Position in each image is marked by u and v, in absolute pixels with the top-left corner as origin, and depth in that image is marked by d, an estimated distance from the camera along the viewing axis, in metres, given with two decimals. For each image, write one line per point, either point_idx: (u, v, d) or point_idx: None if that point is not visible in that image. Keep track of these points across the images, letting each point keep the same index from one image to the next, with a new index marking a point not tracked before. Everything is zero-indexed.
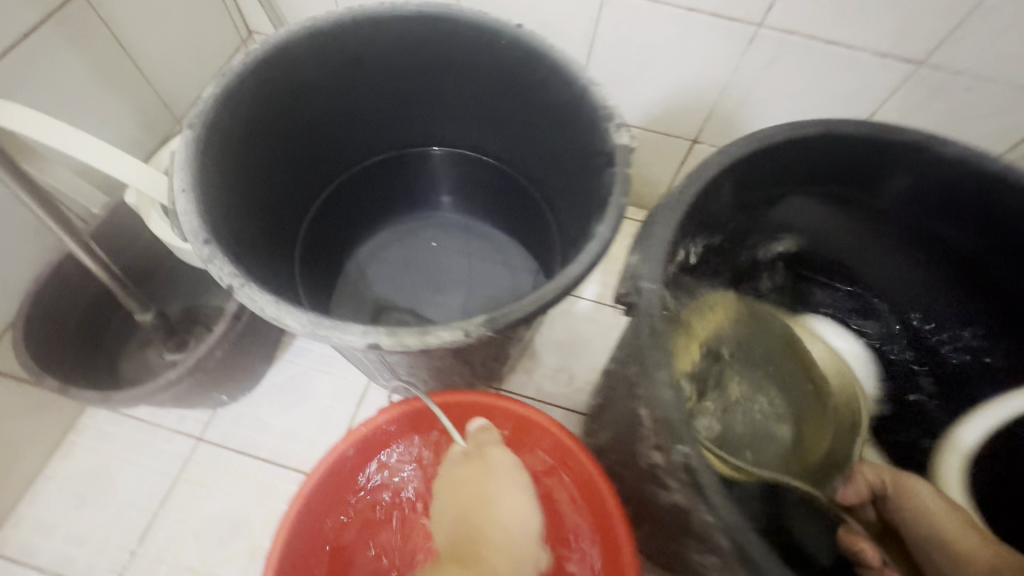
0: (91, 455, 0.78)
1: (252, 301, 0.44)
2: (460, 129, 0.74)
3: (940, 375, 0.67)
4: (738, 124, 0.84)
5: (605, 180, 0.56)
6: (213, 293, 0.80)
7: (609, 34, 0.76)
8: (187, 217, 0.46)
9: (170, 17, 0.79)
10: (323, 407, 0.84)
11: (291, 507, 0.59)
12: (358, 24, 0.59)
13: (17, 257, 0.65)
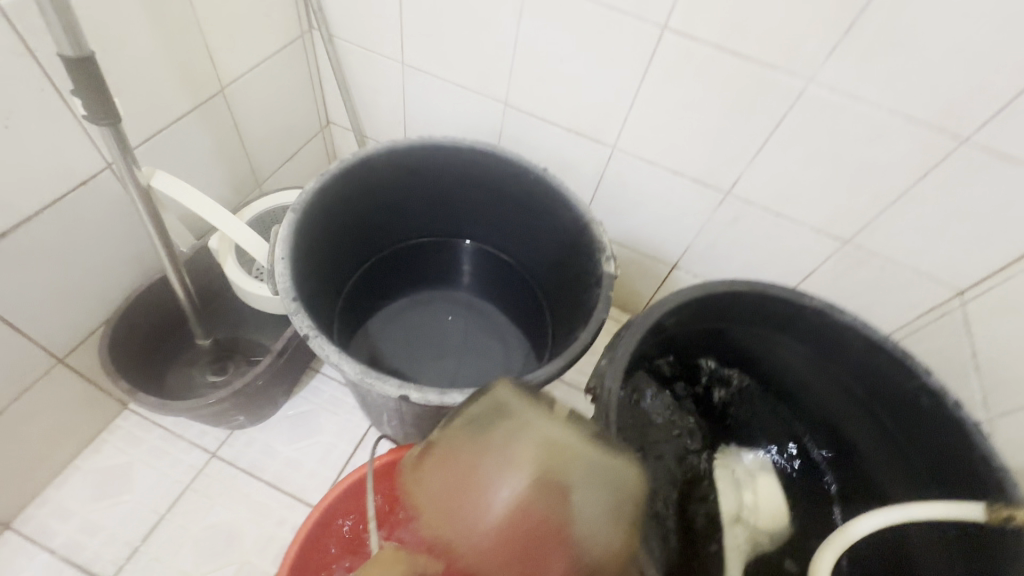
0: (118, 454, 0.89)
1: (320, 348, 0.59)
2: (485, 233, 0.92)
3: (854, 503, 0.76)
4: (708, 261, 1.03)
5: (594, 296, 0.73)
6: (257, 330, 0.95)
7: (613, 178, 0.98)
8: (282, 279, 0.63)
9: (276, 109, 1.00)
10: (326, 443, 0.96)
11: (311, 515, 0.76)
12: (425, 148, 0.79)
13: (119, 278, 0.80)
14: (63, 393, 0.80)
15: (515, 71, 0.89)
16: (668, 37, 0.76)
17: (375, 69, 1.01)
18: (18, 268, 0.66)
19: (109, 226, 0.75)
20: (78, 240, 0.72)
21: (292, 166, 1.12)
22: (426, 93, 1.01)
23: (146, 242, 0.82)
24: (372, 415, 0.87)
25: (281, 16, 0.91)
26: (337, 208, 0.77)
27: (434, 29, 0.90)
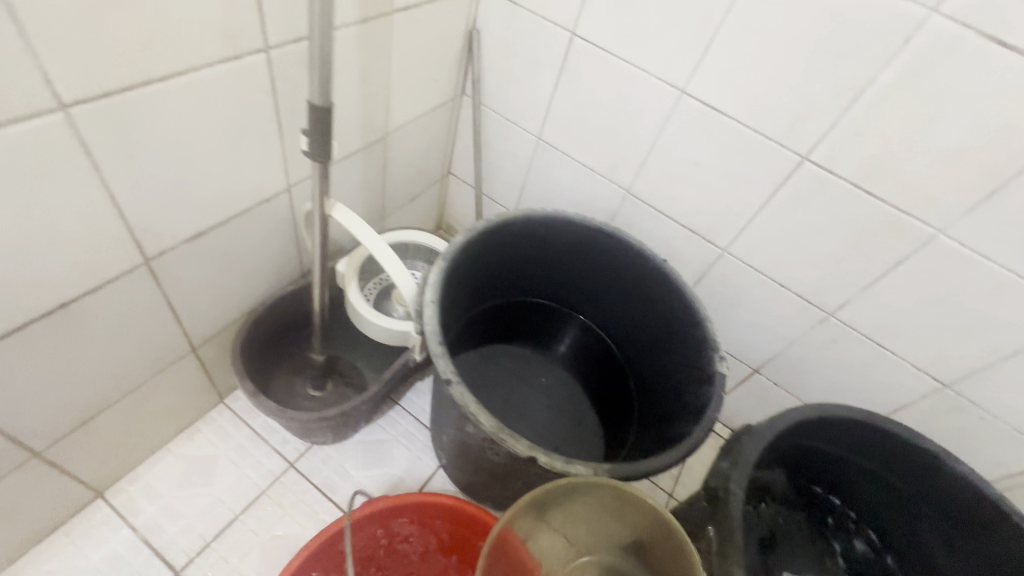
0: (208, 445, 0.93)
1: (461, 396, 0.62)
2: (596, 310, 0.96)
3: None
4: (793, 373, 1.05)
5: (706, 392, 0.75)
6: (357, 353, 1.00)
7: (717, 276, 1.02)
8: (431, 323, 0.68)
9: (415, 156, 1.10)
10: (394, 476, 0.98)
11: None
12: (563, 223, 0.85)
13: (261, 284, 0.87)
14: (185, 379, 0.86)
15: (646, 165, 0.97)
16: (806, 166, 0.81)
17: (510, 137, 1.11)
18: (196, 264, 0.73)
19: (272, 238, 0.83)
20: (244, 247, 0.79)
21: (411, 206, 1.22)
22: (553, 167, 1.09)
23: (299, 254, 0.91)
24: (455, 462, 0.89)
25: (444, 81, 1.02)
26: (474, 262, 0.83)
27: (578, 117, 0.99)
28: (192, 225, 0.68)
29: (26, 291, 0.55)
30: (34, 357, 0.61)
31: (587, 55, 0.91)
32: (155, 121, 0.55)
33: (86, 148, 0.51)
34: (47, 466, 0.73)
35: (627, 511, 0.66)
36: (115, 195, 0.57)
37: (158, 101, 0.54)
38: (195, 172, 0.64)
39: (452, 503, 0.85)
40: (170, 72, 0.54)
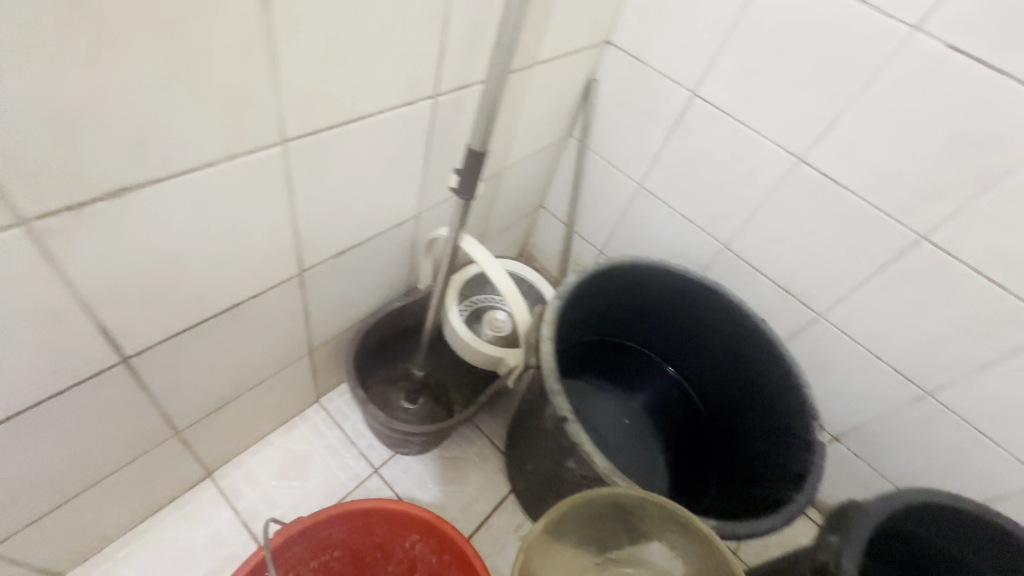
0: (304, 441, 0.99)
1: (577, 434, 0.66)
2: (687, 362, 0.98)
3: None
4: (878, 446, 1.03)
5: (804, 459, 0.75)
6: (447, 372, 1.05)
7: (808, 340, 1.02)
8: (548, 360, 0.71)
9: (517, 190, 1.15)
10: (468, 495, 1.02)
11: None
12: (669, 274, 0.88)
13: (375, 298, 0.94)
14: (297, 378, 0.92)
15: (749, 224, 0.99)
16: (924, 245, 0.82)
17: (610, 181, 1.15)
18: (333, 277, 0.80)
19: (394, 258, 0.89)
20: (372, 264, 0.86)
21: (503, 235, 1.27)
22: (649, 215, 1.13)
23: (411, 274, 0.97)
24: (534, 492, 0.91)
25: (557, 124, 1.08)
26: (580, 303, 0.86)
27: (685, 170, 1.02)
28: (340, 244, 0.75)
29: (216, 293, 0.62)
30: (201, 350, 0.67)
31: (705, 114, 0.94)
32: (340, 154, 0.62)
33: (289, 176, 0.58)
34: (180, 446, 0.79)
35: (668, 533, 0.66)
36: (296, 215, 0.63)
37: (347, 138, 0.61)
38: (355, 197, 0.70)
39: (392, 505, 0.83)
40: (362, 113, 0.60)
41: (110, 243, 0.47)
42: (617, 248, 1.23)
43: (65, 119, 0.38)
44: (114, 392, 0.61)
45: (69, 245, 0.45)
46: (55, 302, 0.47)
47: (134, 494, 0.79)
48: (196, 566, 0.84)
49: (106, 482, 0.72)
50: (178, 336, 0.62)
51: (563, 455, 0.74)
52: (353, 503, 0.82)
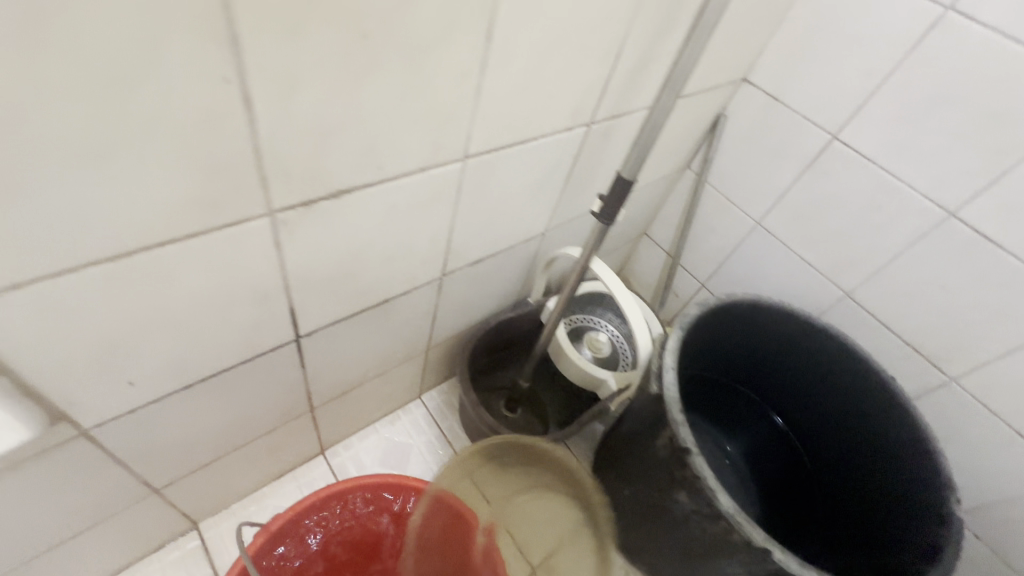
0: (406, 434, 1.05)
1: (703, 469, 0.67)
2: (799, 413, 0.95)
3: None
4: (1007, 532, 0.94)
5: (935, 533, 0.71)
6: (544, 386, 1.07)
7: (935, 404, 0.95)
8: (672, 389, 0.72)
9: (629, 216, 1.17)
10: (554, 511, 1.03)
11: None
12: (792, 319, 0.87)
13: (490, 306, 0.98)
14: (410, 374, 0.98)
15: (877, 275, 0.95)
16: None
17: (725, 216, 1.14)
18: (464, 284, 0.84)
19: (515, 271, 0.94)
20: (497, 274, 0.90)
21: (606, 258, 1.29)
22: (764, 257, 1.11)
23: (524, 288, 1.01)
24: (625, 517, 0.91)
25: (679, 155, 1.09)
26: (697, 337, 0.86)
27: (811, 213, 1.00)
28: (479, 254, 0.79)
29: (377, 287, 0.68)
30: (350, 337, 0.74)
31: (844, 159, 0.92)
32: (502, 171, 0.66)
33: (461, 189, 0.63)
34: (308, 423, 0.86)
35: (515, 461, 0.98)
36: (454, 224, 0.68)
37: (513, 158, 0.66)
38: (502, 211, 0.75)
39: (366, 480, 0.86)
40: (531, 136, 0.65)
41: (321, 235, 0.53)
42: (722, 284, 1.21)
43: (326, 128, 0.44)
44: (281, 365, 0.68)
45: (299, 236, 0.51)
46: (270, 282, 0.54)
47: (266, 460, 0.86)
48: None
49: (250, 447, 0.79)
50: (340, 322, 0.69)
51: (672, 486, 0.74)
52: (330, 488, 0.84)
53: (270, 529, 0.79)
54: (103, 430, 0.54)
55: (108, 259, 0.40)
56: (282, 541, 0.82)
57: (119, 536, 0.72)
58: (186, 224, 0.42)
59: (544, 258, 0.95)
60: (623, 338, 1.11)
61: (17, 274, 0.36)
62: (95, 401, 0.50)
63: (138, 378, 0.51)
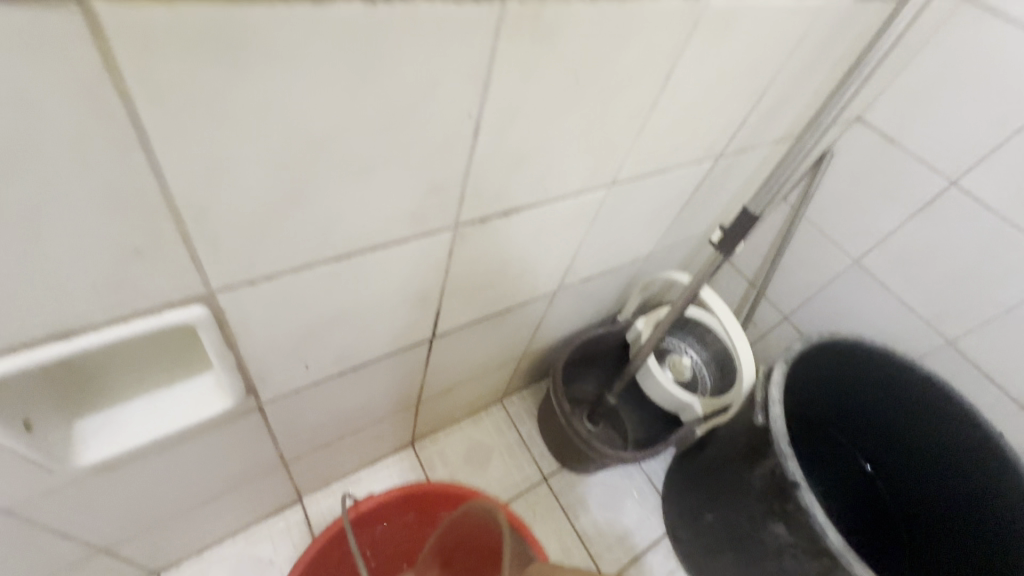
0: (487, 435, 1.09)
1: (810, 504, 0.69)
2: (889, 459, 0.95)
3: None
4: None
5: None
6: (625, 402, 1.10)
7: None
8: (779, 422, 0.74)
9: None
10: (626, 526, 1.05)
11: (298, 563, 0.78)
12: (897, 366, 0.86)
13: (582, 321, 1.01)
14: (500, 378, 1.02)
15: (984, 326, 0.94)
16: None
17: (818, 251, 1.13)
18: (570, 298, 0.88)
19: (614, 289, 0.97)
20: (598, 291, 0.93)
21: None
22: (857, 298, 1.10)
23: (616, 306, 1.05)
24: (704, 541, 0.93)
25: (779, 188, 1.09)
26: (797, 376, 0.87)
27: (916, 258, 0.99)
28: (591, 272, 0.83)
29: (505, 296, 0.73)
30: (468, 341, 0.79)
31: (960, 207, 0.91)
32: (634, 198, 0.70)
33: (599, 211, 0.67)
34: (410, 416, 0.91)
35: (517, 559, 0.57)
36: (582, 243, 0.73)
37: (646, 186, 0.69)
38: (622, 234, 0.78)
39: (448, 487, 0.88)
40: (667, 167, 0.68)
41: (483, 247, 0.58)
42: (806, 320, 1.21)
43: (522, 156, 0.48)
44: (412, 361, 0.73)
45: (466, 248, 0.56)
46: (432, 286, 0.59)
47: (368, 446, 0.92)
48: None
49: (361, 433, 0.85)
50: (467, 325, 0.74)
51: (767, 518, 0.76)
52: (418, 486, 0.87)
53: (359, 509, 0.84)
54: (272, 404, 0.60)
55: (333, 259, 0.45)
56: (363, 524, 0.86)
57: (244, 502, 0.79)
58: (396, 233, 0.47)
59: (642, 280, 0.99)
60: (704, 364, 1.14)
61: (271, 269, 0.42)
62: (278, 379, 0.56)
63: (311, 362, 0.57)
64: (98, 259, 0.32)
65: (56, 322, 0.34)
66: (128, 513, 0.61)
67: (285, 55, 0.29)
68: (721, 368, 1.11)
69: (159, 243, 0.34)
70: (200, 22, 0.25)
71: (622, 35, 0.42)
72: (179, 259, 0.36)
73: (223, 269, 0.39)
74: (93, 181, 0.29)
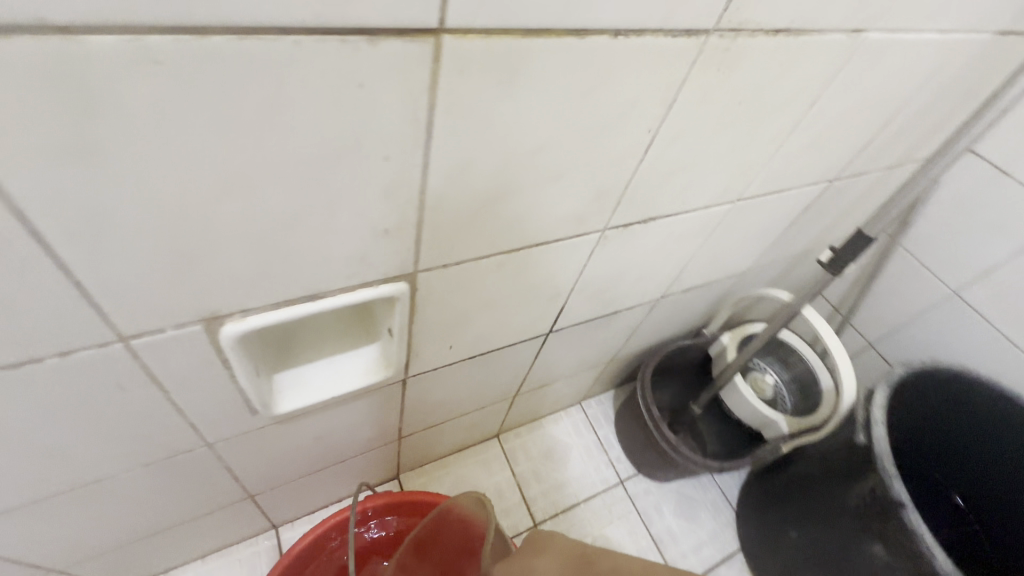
0: (567, 435, 1.13)
1: (916, 524, 0.71)
2: (985, 495, 0.92)
3: None
4: None
5: None
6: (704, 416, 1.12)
7: None
8: (881, 442, 0.78)
9: None
10: (700, 537, 1.06)
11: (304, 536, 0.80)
12: (1006, 399, 0.84)
13: (671, 331, 1.05)
14: (586, 380, 1.07)
15: None
16: None
17: (913, 280, 1.12)
18: (668, 307, 0.92)
19: (707, 302, 1.00)
20: (693, 302, 0.96)
21: None
22: (954, 329, 1.08)
23: (703, 320, 1.08)
24: (784, 560, 0.93)
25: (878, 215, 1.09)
26: (897, 404, 0.87)
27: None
28: (694, 283, 0.87)
29: (618, 300, 0.78)
30: (574, 339, 0.84)
31: None
32: (750, 215, 0.74)
33: (718, 224, 0.71)
34: (504, 407, 0.97)
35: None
36: (695, 253, 0.77)
37: (762, 204, 0.73)
38: (729, 249, 0.82)
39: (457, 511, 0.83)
40: (786, 185, 0.71)
41: (619, 250, 0.63)
42: (894, 350, 1.19)
43: (674, 170, 0.53)
44: (526, 352, 0.79)
45: (603, 251, 0.62)
46: (566, 283, 0.65)
47: (464, 432, 0.98)
48: None
49: (462, 418, 0.91)
50: (578, 324, 0.79)
51: (863, 537, 0.78)
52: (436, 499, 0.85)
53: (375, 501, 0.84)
54: (413, 379, 0.67)
55: (507, 251, 0.51)
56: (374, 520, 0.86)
57: (359, 470, 0.87)
58: (559, 233, 0.53)
59: (734, 295, 1.02)
60: (784, 386, 1.14)
61: (462, 256, 0.48)
62: (426, 357, 0.63)
63: (454, 343, 0.64)
64: (361, 236, 0.39)
65: (313, 286, 0.42)
66: (279, 465, 0.69)
67: (540, 77, 0.35)
68: (803, 390, 1.11)
69: (401, 226, 0.41)
70: (500, 49, 0.31)
71: (787, 67, 0.47)
72: (409, 241, 0.43)
73: (433, 252, 0.45)
74: (383, 171, 0.35)
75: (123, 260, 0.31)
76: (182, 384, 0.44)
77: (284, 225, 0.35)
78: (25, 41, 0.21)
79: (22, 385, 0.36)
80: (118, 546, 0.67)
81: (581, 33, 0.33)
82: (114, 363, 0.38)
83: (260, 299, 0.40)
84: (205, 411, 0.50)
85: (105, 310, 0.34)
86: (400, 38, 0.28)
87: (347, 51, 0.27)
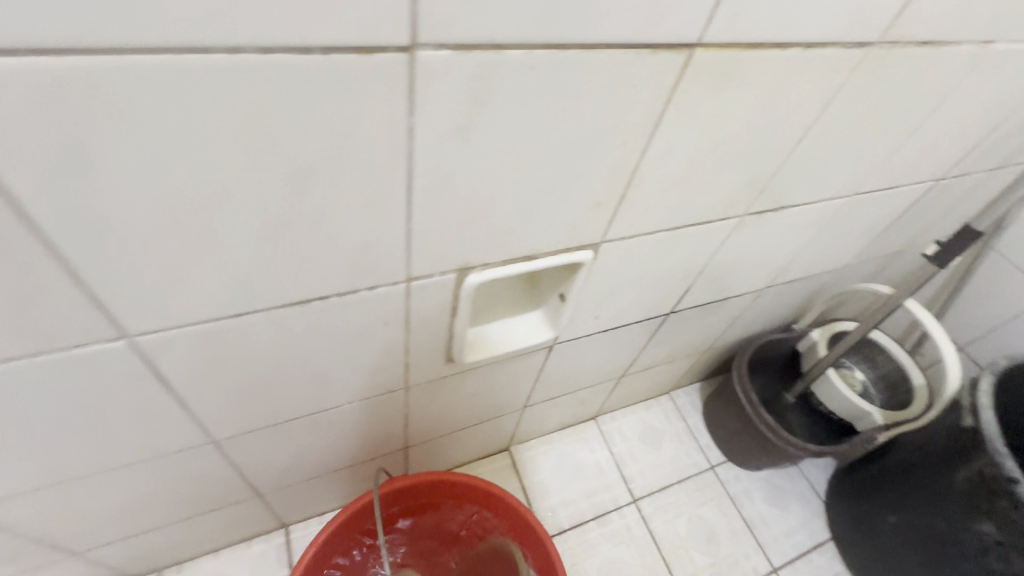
0: (659, 421, 1.20)
1: None
2: None
3: None
4: None
5: None
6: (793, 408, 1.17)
7: None
8: (990, 424, 0.84)
9: None
10: (791, 523, 1.10)
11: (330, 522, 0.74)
12: None
13: (765, 324, 1.11)
14: (680, 369, 1.14)
15: None
16: None
17: (1008, 284, 1.14)
18: (769, 298, 0.99)
19: (802, 296, 1.06)
20: (790, 296, 1.03)
21: None
22: None
23: (794, 315, 1.14)
24: (882, 543, 0.97)
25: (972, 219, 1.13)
26: (1001, 395, 0.90)
27: None
28: (797, 274, 0.94)
29: (731, 287, 0.86)
30: (685, 322, 0.92)
31: None
32: (861, 210, 0.81)
33: (832, 218, 0.79)
34: (608, 388, 1.06)
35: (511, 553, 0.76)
36: (806, 245, 0.84)
37: (873, 200, 0.80)
38: (835, 243, 0.89)
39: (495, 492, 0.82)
40: (897, 183, 0.78)
41: (749, 236, 0.72)
42: (988, 351, 1.21)
43: (813, 163, 0.62)
44: (645, 331, 0.88)
45: (737, 236, 0.70)
46: (698, 264, 0.73)
47: (570, 410, 1.07)
48: (586, 478, 1.09)
49: (574, 394, 1.01)
50: (693, 308, 0.88)
51: (970, 516, 0.84)
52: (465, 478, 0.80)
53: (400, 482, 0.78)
54: (557, 347, 0.77)
55: (667, 230, 0.61)
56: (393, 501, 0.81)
57: (484, 434, 0.97)
58: (711, 214, 0.62)
59: (828, 291, 1.08)
60: (871, 383, 1.16)
61: (638, 230, 0.58)
62: (577, 324, 0.73)
63: (599, 314, 0.73)
64: (582, 205, 0.50)
65: (535, 246, 0.52)
66: (437, 418, 0.81)
67: (745, 81, 0.45)
68: (892, 387, 1.13)
69: (610, 200, 0.51)
70: (726, 59, 0.42)
71: (924, 73, 0.55)
72: (610, 212, 0.53)
73: (621, 224, 0.56)
74: (616, 153, 0.46)
75: (441, 213, 0.43)
76: (421, 325, 0.56)
77: (541, 192, 0.46)
78: (475, 54, 0.33)
79: (339, 310, 0.48)
80: (306, 479, 0.79)
81: (783, 46, 0.43)
82: (395, 299, 0.50)
83: (499, 255, 0.51)
84: (420, 353, 0.61)
85: (410, 253, 0.46)
86: (669, 51, 0.39)
87: (634, 61, 0.38)
